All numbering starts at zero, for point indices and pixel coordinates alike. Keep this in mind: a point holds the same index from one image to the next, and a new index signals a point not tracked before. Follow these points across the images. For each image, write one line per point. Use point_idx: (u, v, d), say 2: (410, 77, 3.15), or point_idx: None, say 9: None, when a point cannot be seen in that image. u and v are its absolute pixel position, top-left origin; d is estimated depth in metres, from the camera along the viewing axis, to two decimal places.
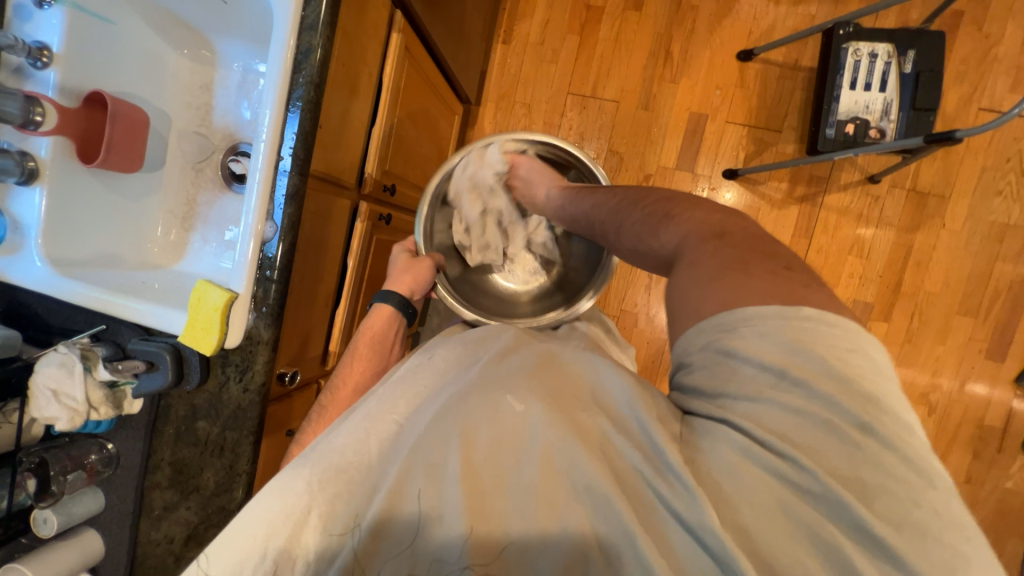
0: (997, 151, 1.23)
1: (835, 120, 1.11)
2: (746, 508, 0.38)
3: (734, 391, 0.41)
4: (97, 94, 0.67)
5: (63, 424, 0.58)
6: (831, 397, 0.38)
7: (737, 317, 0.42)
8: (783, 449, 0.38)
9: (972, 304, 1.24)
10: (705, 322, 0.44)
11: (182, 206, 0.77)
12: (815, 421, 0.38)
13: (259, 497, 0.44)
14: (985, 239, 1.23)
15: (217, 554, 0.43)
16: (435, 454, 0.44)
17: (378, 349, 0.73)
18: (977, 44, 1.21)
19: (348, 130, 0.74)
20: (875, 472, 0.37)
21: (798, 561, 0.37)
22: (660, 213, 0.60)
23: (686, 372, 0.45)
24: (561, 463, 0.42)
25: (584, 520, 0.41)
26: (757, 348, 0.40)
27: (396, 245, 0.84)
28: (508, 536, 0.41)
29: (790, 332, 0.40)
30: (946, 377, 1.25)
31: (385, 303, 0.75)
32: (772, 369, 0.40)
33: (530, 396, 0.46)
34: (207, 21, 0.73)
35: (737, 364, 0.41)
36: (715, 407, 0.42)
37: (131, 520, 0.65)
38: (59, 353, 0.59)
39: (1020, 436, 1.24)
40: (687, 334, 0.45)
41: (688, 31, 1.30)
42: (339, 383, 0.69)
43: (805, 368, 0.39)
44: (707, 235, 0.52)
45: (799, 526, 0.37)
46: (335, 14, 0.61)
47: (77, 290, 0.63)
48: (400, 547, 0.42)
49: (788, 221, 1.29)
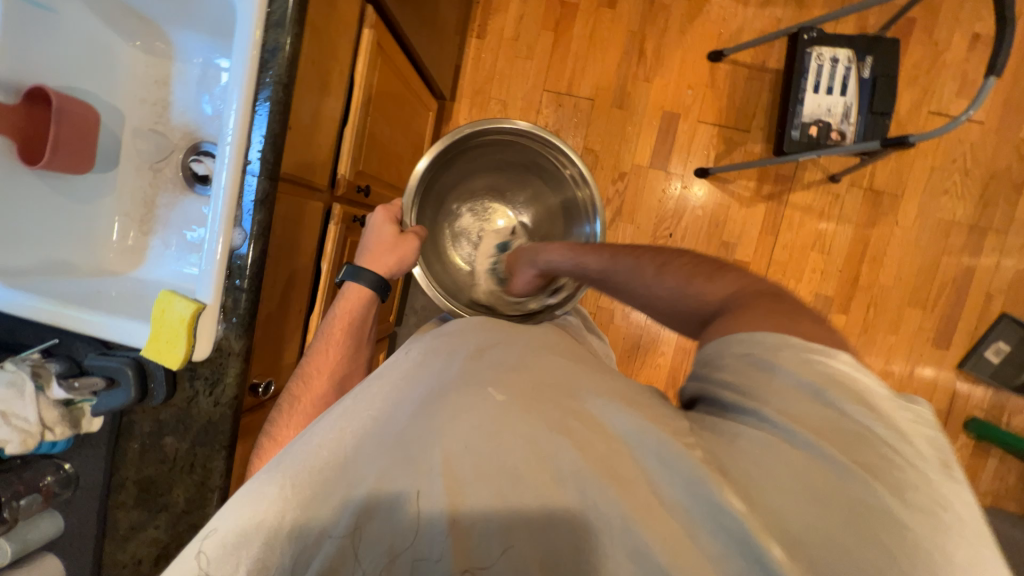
0: (944, 153, 1.31)
1: (799, 122, 1.15)
2: (776, 491, 0.38)
3: (773, 393, 0.42)
4: (40, 90, 0.62)
5: (14, 447, 0.55)
6: (869, 409, 0.40)
7: (772, 344, 0.45)
8: (799, 436, 0.40)
9: (922, 296, 1.33)
10: (742, 339, 0.46)
11: (140, 208, 0.72)
12: (843, 423, 0.40)
13: (241, 492, 0.43)
14: (933, 234, 1.32)
15: (216, 542, 0.41)
16: (421, 452, 0.43)
17: (355, 335, 0.71)
18: (928, 50, 1.28)
19: (319, 131, 0.72)
20: (893, 465, 0.38)
21: (824, 536, 0.36)
22: (714, 265, 0.62)
23: (715, 370, 0.47)
24: (544, 448, 0.42)
25: (569, 504, 0.40)
26: (795, 370, 0.43)
27: (382, 215, 0.79)
28: (488, 526, 0.40)
29: (824, 369, 0.42)
30: (898, 363, 1.34)
31: (358, 283, 0.73)
32: (810, 384, 0.42)
33: (509, 388, 0.47)
34: (163, 12, 0.69)
35: (772, 375, 0.43)
36: (745, 399, 0.43)
37: (95, 542, 0.62)
38: (6, 372, 0.56)
39: (961, 416, 1.34)
40: (721, 345, 0.48)
41: (661, 30, 1.31)
42: (312, 371, 0.67)
43: (836, 380, 0.41)
44: (765, 289, 0.54)
45: (835, 511, 0.37)
46: (303, 11, 0.58)
47: (23, 302, 0.58)
48: (386, 548, 0.40)
49: (756, 219, 1.33)
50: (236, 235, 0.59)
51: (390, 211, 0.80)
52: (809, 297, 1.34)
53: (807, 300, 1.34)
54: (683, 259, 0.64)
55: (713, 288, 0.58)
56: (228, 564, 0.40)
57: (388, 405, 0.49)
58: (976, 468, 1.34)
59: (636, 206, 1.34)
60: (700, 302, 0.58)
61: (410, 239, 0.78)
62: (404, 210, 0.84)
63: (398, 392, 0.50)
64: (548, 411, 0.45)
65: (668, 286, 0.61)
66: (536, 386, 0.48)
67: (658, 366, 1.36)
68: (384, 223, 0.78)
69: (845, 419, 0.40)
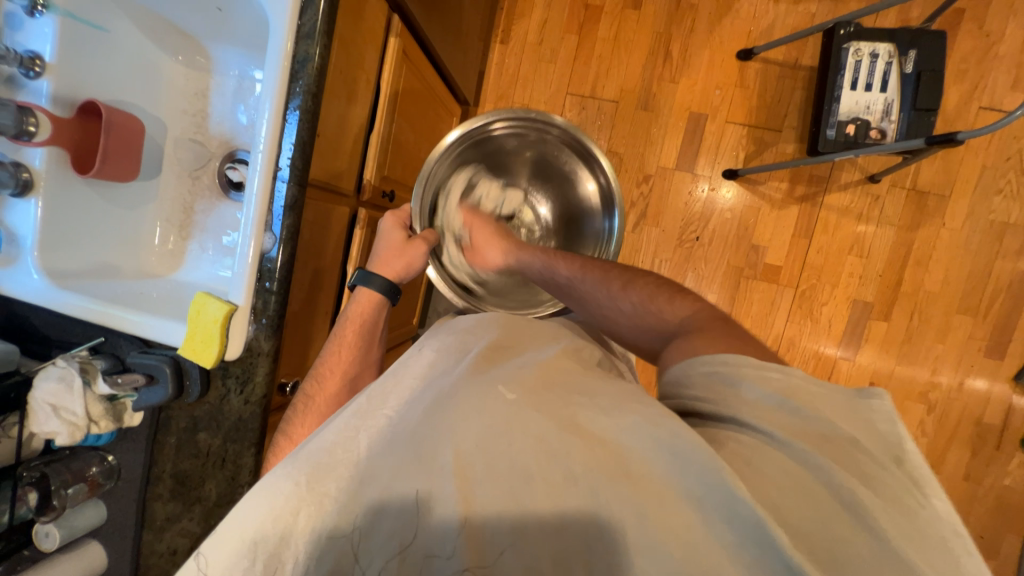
0: (997, 150, 1.23)
1: (836, 120, 1.10)
2: (773, 487, 0.37)
3: (739, 402, 0.43)
4: (91, 104, 0.66)
5: (63, 439, 0.58)
6: (824, 413, 0.41)
7: (732, 360, 0.47)
8: (787, 441, 0.40)
9: (972, 303, 1.24)
10: (701, 357, 0.49)
11: (180, 213, 0.76)
12: (817, 430, 0.41)
13: (254, 491, 0.44)
14: (985, 237, 1.23)
15: (229, 537, 0.43)
16: (432, 448, 0.43)
17: (366, 335, 0.72)
18: (978, 42, 1.20)
19: (346, 138, 0.74)
20: (858, 461, 0.39)
21: (834, 538, 0.35)
22: (674, 287, 0.65)
23: (684, 389, 0.48)
24: (555, 448, 0.42)
25: (581, 505, 0.39)
26: (755, 382, 0.44)
27: (389, 220, 0.80)
28: (502, 529, 0.39)
29: (783, 385, 0.43)
30: (945, 374, 1.26)
31: (369, 287, 0.74)
32: (774, 395, 0.43)
33: (518, 386, 0.47)
34: (203, 28, 0.72)
35: (737, 388, 0.45)
36: (718, 409, 0.44)
37: (134, 532, 0.65)
38: (57, 367, 0.59)
39: (1018, 432, 1.24)
40: (684, 364, 0.50)
41: (688, 29, 1.29)
42: (326, 370, 0.68)
43: (801, 391, 0.43)
44: (716, 316, 0.58)
45: (824, 509, 0.36)
46: (332, 22, 0.60)
47: (73, 302, 0.62)
48: (396, 543, 0.40)
49: (788, 221, 1.28)
50: (266, 239, 0.61)
51: (399, 217, 0.81)
52: (847, 303, 1.27)
53: (844, 306, 1.28)
54: (648, 278, 0.67)
55: (671, 308, 0.61)
56: (243, 561, 0.42)
57: (401, 403, 0.49)
58: None
59: (661, 209, 1.31)
60: (662, 319, 0.61)
61: (417, 245, 0.78)
62: (413, 217, 0.85)
63: (412, 390, 0.51)
64: (558, 408, 0.45)
65: (632, 300, 0.64)
66: (546, 385, 0.48)
67: None
68: (393, 228, 0.80)
69: (816, 424, 0.41)
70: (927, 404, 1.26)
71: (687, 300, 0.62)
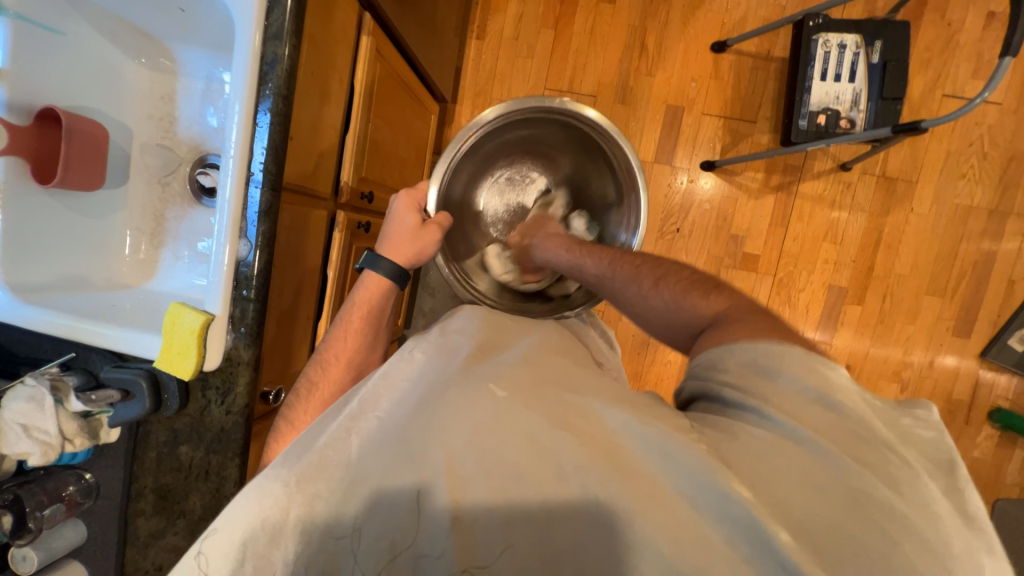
0: (960, 136, 1.27)
1: (807, 111, 1.13)
2: (781, 485, 0.38)
3: (772, 394, 0.42)
4: (50, 110, 0.64)
5: (37, 459, 0.56)
6: (863, 414, 0.40)
7: (779, 352, 0.45)
8: (813, 441, 0.39)
9: (940, 284, 1.29)
10: (744, 346, 0.47)
11: (150, 221, 0.74)
12: (846, 428, 0.39)
13: (243, 495, 0.43)
14: (951, 221, 1.28)
15: (216, 545, 0.42)
16: (422, 451, 0.43)
17: (373, 322, 0.71)
18: (940, 31, 1.24)
19: (321, 140, 0.73)
20: (894, 466, 0.37)
21: (830, 526, 0.35)
22: (708, 280, 0.63)
23: (717, 371, 0.47)
24: (545, 444, 0.42)
25: (569, 497, 0.40)
26: (796, 373, 0.43)
27: (406, 203, 0.79)
28: (490, 522, 0.40)
29: (817, 381, 0.42)
30: (917, 354, 1.31)
31: (376, 271, 0.72)
32: (813, 389, 0.42)
33: (509, 383, 0.47)
34: (167, 30, 0.70)
35: (774, 381, 0.43)
36: (751, 398, 0.43)
37: (116, 549, 0.64)
38: (26, 387, 0.57)
39: (986, 406, 1.30)
40: (726, 349, 0.48)
41: (662, 22, 1.30)
42: (330, 357, 0.67)
43: (839, 388, 0.42)
44: (753, 308, 0.55)
45: (834, 501, 0.36)
46: (300, 21, 0.59)
47: (40, 317, 0.60)
48: (387, 546, 0.41)
49: (765, 210, 1.31)
50: (242, 247, 0.60)
51: (413, 197, 0.81)
52: (822, 289, 1.31)
53: (820, 292, 1.31)
54: (684, 273, 0.65)
55: (707, 301, 0.59)
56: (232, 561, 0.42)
57: (392, 402, 0.49)
58: (1003, 459, 1.30)
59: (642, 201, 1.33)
60: (691, 314, 0.59)
61: (431, 231, 0.77)
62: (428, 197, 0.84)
63: (402, 388, 0.51)
64: (548, 404, 0.45)
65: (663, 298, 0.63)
66: (540, 383, 0.48)
67: (668, 363, 1.35)
68: (406, 211, 0.78)
69: (847, 421, 0.40)
70: (900, 383, 1.31)
71: (722, 292, 0.60)
